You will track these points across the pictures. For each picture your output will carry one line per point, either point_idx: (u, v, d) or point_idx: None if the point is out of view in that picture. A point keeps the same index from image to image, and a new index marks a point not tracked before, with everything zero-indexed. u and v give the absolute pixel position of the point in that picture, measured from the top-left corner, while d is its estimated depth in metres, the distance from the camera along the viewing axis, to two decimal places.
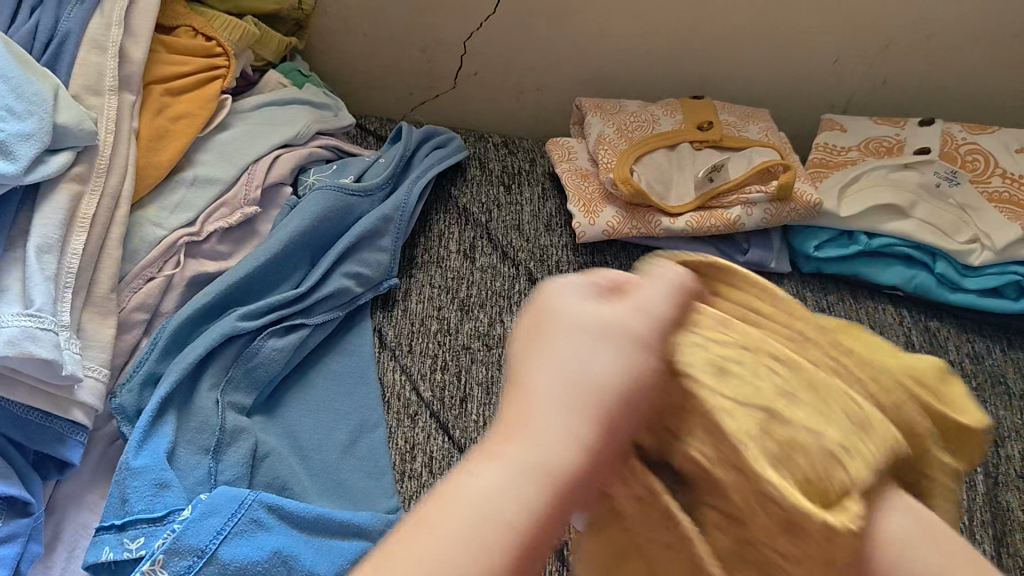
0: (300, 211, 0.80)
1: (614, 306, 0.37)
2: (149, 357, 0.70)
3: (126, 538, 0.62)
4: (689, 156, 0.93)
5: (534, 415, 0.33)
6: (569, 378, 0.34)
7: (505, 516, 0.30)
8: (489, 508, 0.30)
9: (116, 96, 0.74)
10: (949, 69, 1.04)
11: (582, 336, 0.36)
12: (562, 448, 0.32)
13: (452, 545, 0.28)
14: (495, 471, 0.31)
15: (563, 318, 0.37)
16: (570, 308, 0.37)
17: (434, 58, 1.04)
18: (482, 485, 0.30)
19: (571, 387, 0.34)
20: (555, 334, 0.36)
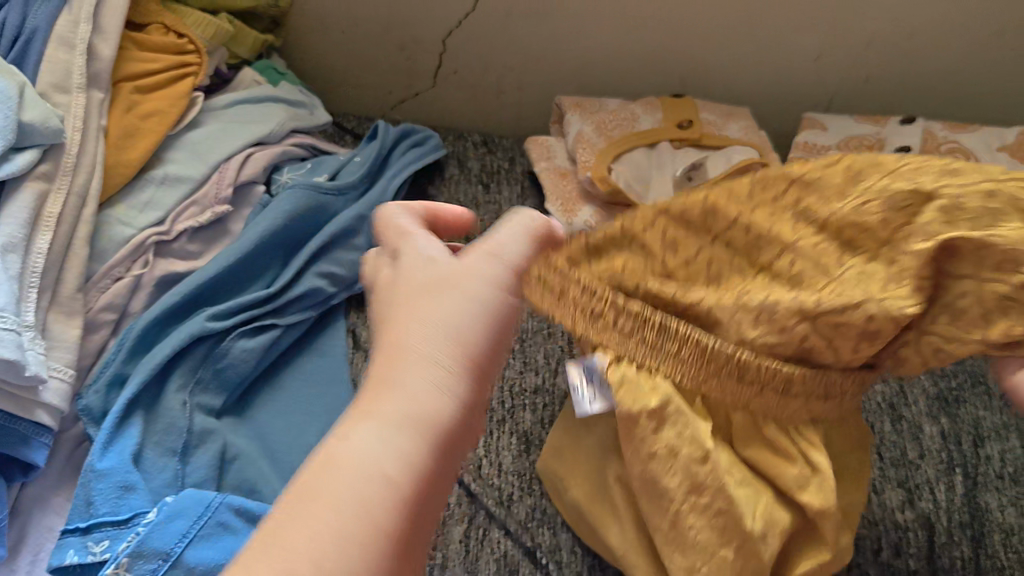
0: (271, 210, 0.79)
1: (481, 273, 0.42)
2: (115, 358, 0.70)
3: (90, 541, 0.61)
4: (669, 154, 0.92)
5: (411, 371, 0.38)
6: (424, 345, 0.39)
7: (450, 425, 0.37)
8: (370, 459, 0.35)
9: (84, 93, 0.74)
10: (931, 67, 1.03)
11: (429, 312, 0.40)
12: (420, 424, 0.36)
13: (349, 494, 0.34)
14: (399, 403, 0.37)
15: (434, 289, 0.41)
16: (403, 285, 0.43)
17: (414, 56, 1.03)
18: (423, 400, 0.37)
19: (408, 355, 0.39)
20: (442, 299, 0.41)
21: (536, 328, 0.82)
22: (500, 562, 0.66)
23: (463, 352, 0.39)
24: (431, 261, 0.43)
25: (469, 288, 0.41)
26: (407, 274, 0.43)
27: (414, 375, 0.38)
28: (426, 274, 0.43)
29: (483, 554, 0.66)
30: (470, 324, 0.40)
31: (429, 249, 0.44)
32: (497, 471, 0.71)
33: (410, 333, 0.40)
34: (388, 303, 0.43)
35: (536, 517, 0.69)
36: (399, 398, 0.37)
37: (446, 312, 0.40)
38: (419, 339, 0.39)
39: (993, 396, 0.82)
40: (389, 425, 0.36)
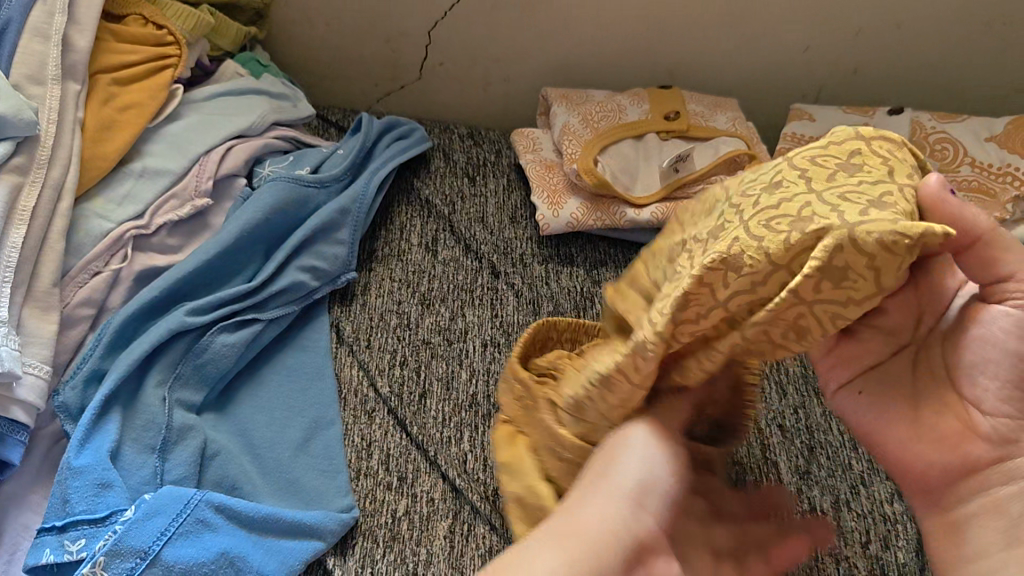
0: (252, 203, 0.78)
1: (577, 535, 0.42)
2: (93, 353, 0.69)
3: (66, 539, 0.60)
4: (656, 146, 0.92)
5: (597, 512, 0.43)
6: None
7: (622, 540, 0.42)
8: None
9: (60, 85, 0.72)
10: (920, 58, 1.02)
11: (632, 470, 0.45)
12: None
13: None
14: (557, 534, 0.42)
15: (612, 470, 0.45)
16: (608, 446, 0.47)
17: (399, 48, 1.02)
18: (599, 527, 0.42)
19: None
20: (617, 461, 0.45)
21: (522, 322, 0.81)
22: (485, 558, 0.64)
23: (651, 502, 0.45)
24: (626, 455, 0.46)
25: (641, 458, 0.46)
26: (626, 461, 0.45)
27: (598, 531, 0.42)
28: (599, 464, 0.46)
29: (468, 549, 0.65)
30: (661, 479, 0.45)
31: (631, 447, 0.46)
32: (483, 465, 0.70)
33: (613, 500, 0.44)
34: (590, 466, 0.46)
35: None
36: (584, 537, 0.41)
37: (625, 467, 0.45)
38: (642, 480, 0.45)
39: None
40: (585, 549, 0.41)
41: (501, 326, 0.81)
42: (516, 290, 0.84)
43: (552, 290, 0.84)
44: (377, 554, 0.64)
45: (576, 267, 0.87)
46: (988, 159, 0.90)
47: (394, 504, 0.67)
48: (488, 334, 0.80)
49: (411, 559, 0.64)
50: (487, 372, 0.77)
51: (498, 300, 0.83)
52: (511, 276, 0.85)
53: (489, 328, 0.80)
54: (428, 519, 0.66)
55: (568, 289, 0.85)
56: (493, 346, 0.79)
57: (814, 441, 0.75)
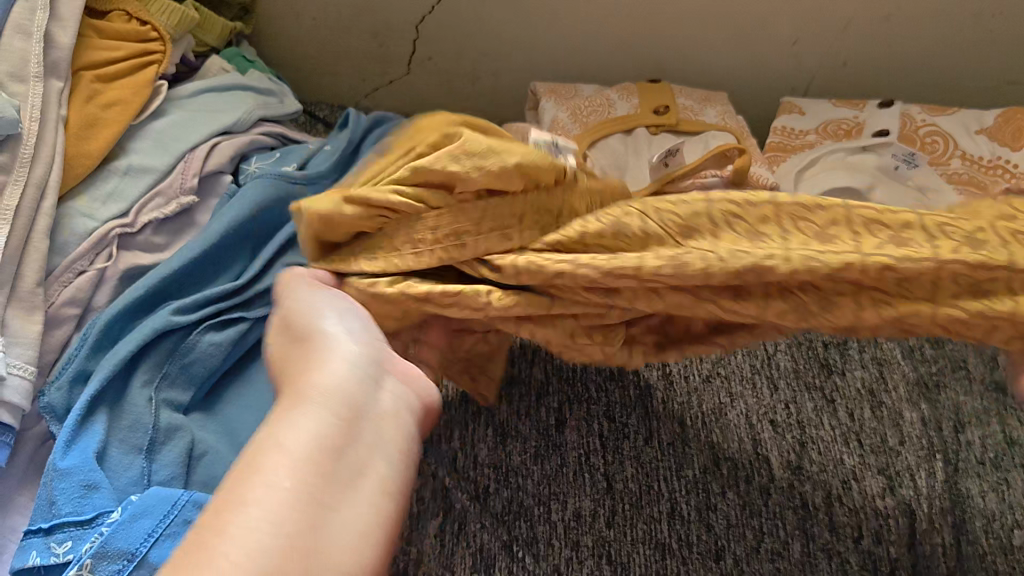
0: (238, 200, 0.78)
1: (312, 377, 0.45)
2: (78, 353, 0.68)
3: (53, 542, 0.59)
4: (645, 140, 0.91)
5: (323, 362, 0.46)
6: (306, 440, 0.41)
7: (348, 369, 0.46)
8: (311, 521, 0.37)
9: (42, 83, 0.72)
10: (909, 51, 1.02)
11: (336, 326, 0.49)
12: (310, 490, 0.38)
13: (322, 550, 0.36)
14: (299, 390, 0.44)
15: (310, 331, 0.49)
16: (289, 324, 0.51)
17: (386, 44, 1.02)
18: (334, 370, 0.45)
19: (314, 438, 0.41)
20: (306, 330, 0.50)
21: None
22: (475, 557, 0.65)
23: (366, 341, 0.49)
24: (318, 315, 0.50)
25: (327, 319, 0.50)
26: (324, 321, 0.50)
27: (327, 371, 0.45)
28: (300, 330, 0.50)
29: (458, 548, 0.65)
30: (359, 323, 0.51)
31: (311, 311, 0.51)
32: (473, 463, 0.70)
33: (320, 348, 0.48)
34: (286, 353, 0.49)
35: (512, 508, 0.67)
36: (320, 383, 0.44)
37: (323, 328, 0.49)
38: (356, 334, 0.49)
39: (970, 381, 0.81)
40: (319, 388, 0.44)
41: None
42: None
43: None
44: None
45: None
46: (978, 152, 0.90)
47: None
48: None
49: (401, 559, 0.64)
50: None
51: None
52: None
53: None
54: (418, 518, 0.66)
55: None
56: None
57: (805, 435, 0.75)
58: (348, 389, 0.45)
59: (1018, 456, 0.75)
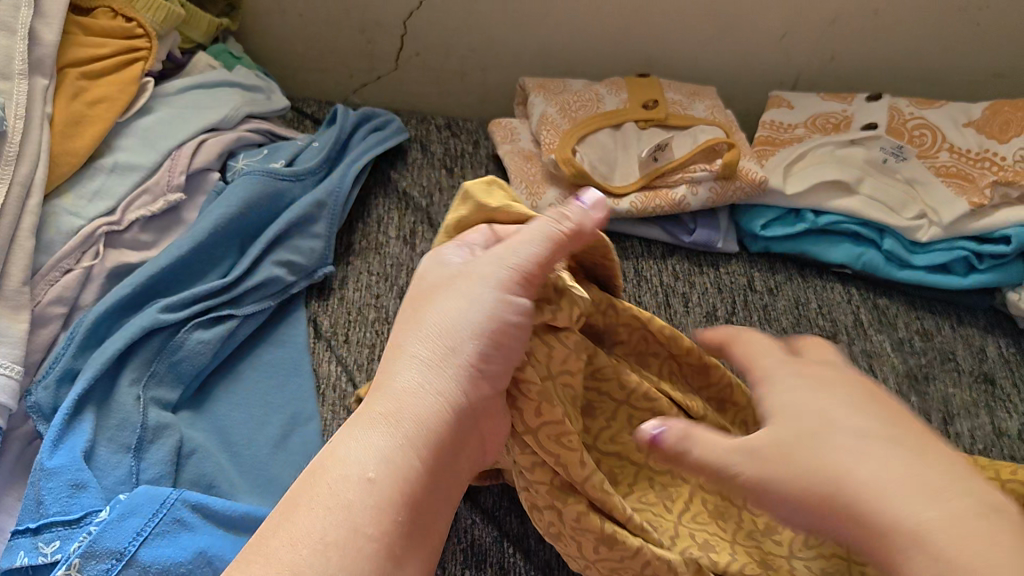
0: (225, 198, 0.77)
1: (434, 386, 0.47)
2: (65, 353, 0.67)
3: (41, 541, 0.59)
4: (634, 135, 0.91)
5: (420, 367, 0.47)
6: (402, 463, 0.43)
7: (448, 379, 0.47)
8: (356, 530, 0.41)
9: (26, 80, 0.71)
10: (897, 45, 1.02)
11: (453, 314, 0.49)
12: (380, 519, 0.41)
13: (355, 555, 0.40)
14: (387, 403, 0.46)
15: (424, 315, 0.50)
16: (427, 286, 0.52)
17: (374, 40, 1.01)
18: (424, 384, 0.47)
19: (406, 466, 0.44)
20: (424, 311, 0.50)
21: None
22: (466, 552, 0.64)
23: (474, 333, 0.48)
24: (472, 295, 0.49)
25: (445, 298, 0.50)
26: (440, 304, 0.50)
27: (423, 386, 0.47)
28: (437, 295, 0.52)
29: (449, 545, 0.64)
30: (510, 338, 0.48)
31: (439, 283, 0.52)
32: None
33: (429, 341, 0.48)
34: (407, 316, 0.51)
35: (504, 504, 0.67)
36: (406, 402, 0.46)
37: (439, 313, 0.49)
38: (471, 324, 0.48)
39: (953, 369, 0.81)
40: (411, 412, 0.45)
41: None
42: None
43: None
44: None
45: None
46: (966, 144, 0.90)
47: None
48: None
49: None
50: None
51: None
52: None
53: None
54: None
55: None
56: None
57: None
58: (431, 411, 0.46)
59: (1005, 447, 0.75)
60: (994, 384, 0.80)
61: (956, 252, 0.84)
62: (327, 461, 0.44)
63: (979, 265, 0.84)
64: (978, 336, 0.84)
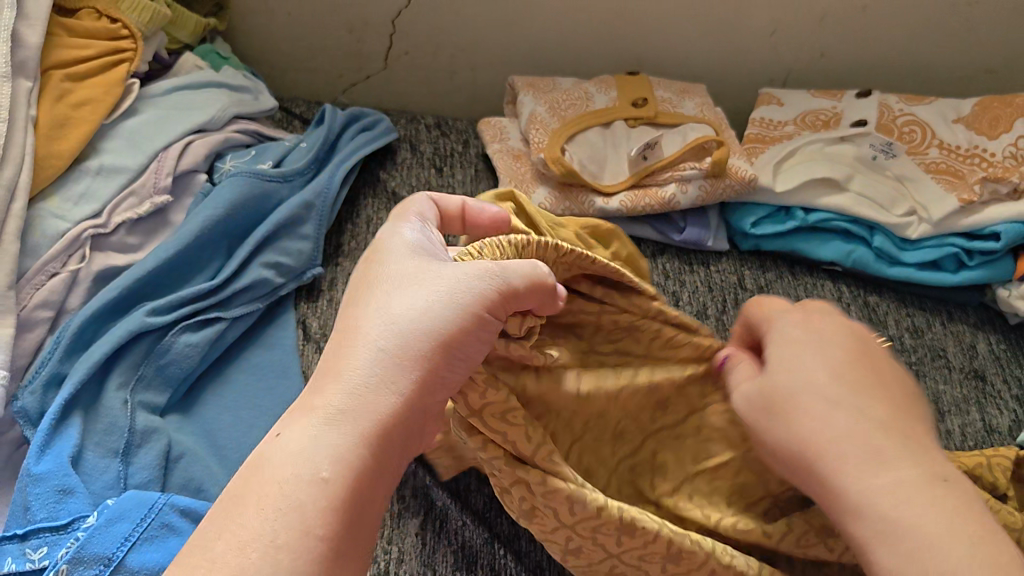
0: (212, 199, 0.77)
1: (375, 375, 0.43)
2: (51, 357, 0.67)
3: (28, 548, 0.59)
4: (624, 134, 0.91)
5: (365, 344, 0.44)
6: (342, 468, 0.40)
7: (393, 360, 0.43)
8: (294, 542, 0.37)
9: (10, 83, 0.71)
10: (885, 41, 1.02)
11: (404, 296, 0.45)
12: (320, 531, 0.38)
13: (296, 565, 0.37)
14: (332, 396, 0.42)
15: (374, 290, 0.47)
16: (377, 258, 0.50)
17: (363, 39, 1.01)
18: (371, 363, 0.43)
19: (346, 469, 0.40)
20: (375, 285, 0.47)
21: None
22: (457, 554, 0.64)
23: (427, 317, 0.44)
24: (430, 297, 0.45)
25: (396, 278, 0.47)
26: (390, 281, 0.47)
27: (367, 363, 0.43)
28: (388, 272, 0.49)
29: (440, 547, 0.64)
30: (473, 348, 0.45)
31: (386, 259, 0.49)
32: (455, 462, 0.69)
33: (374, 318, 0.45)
34: (355, 288, 0.49)
35: (495, 505, 0.67)
36: (349, 380, 0.42)
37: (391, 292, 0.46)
38: (429, 316, 0.44)
39: (943, 365, 0.81)
40: (354, 392, 0.42)
41: None
42: None
43: None
44: None
45: None
46: (956, 140, 0.90)
47: None
48: None
49: (381, 558, 0.63)
50: None
51: None
52: None
53: None
54: (399, 516, 0.66)
55: None
56: None
57: None
58: (380, 407, 0.42)
59: (996, 444, 0.75)
60: (985, 380, 0.80)
61: (946, 249, 0.84)
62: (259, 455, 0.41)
63: (969, 262, 0.84)
64: (969, 333, 0.84)
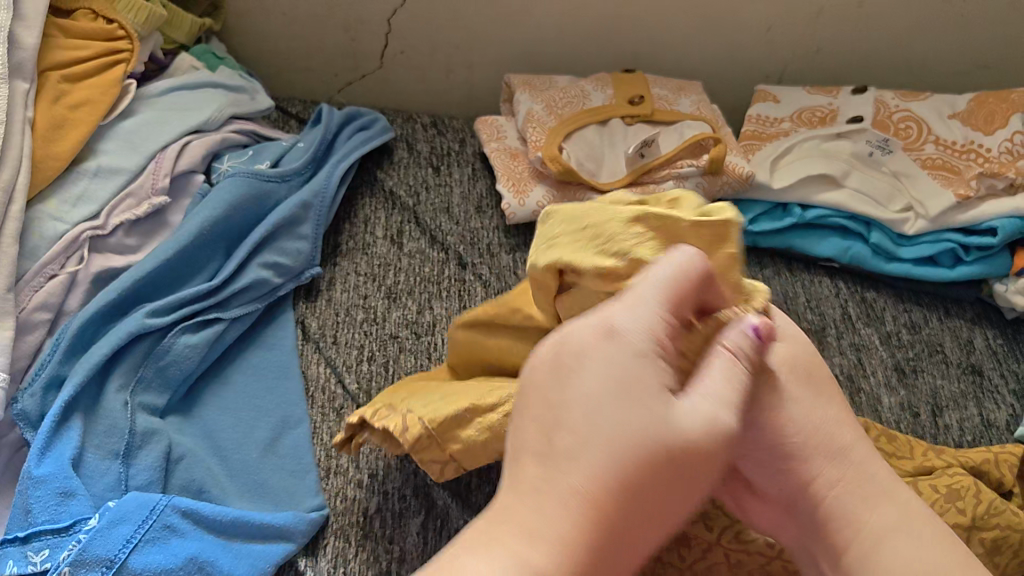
0: (211, 200, 0.77)
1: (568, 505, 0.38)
2: (51, 359, 0.67)
3: (30, 550, 0.59)
4: (621, 132, 0.91)
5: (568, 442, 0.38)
6: None
7: (602, 495, 0.38)
8: None
9: (6, 84, 0.71)
10: (880, 38, 1.02)
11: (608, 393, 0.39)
12: None
13: None
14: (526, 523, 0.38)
15: (577, 373, 0.40)
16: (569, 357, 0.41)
17: (358, 38, 1.01)
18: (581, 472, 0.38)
19: None
20: (580, 369, 0.40)
21: None
22: None
23: (632, 436, 0.38)
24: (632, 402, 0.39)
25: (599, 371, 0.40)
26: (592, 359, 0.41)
27: (558, 497, 0.38)
28: (588, 377, 0.40)
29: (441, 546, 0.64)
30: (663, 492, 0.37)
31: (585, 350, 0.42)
32: None
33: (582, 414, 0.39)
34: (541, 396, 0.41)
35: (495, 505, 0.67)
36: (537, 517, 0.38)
37: (589, 386, 0.40)
38: (626, 436, 0.38)
39: (939, 358, 0.81)
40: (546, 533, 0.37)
41: None
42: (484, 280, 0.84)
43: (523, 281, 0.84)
44: (349, 553, 0.64)
45: None
46: (952, 136, 0.90)
47: (366, 502, 0.66)
48: None
49: (384, 557, 0.63)
50: None
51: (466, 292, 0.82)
52: (477, 267, 0.85)
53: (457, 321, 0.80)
54: (400, 516, 0.66)
55: None
56: None
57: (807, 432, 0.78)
58: (572, 542, 0.37)
59: (994, 439, 0.75)
60: (982, 375, 0.80)
61: (943, 244, 0.84)
62: (445, 568, 0.37)
63: (966, 257, 0.84)
64: (966, 327, 0.85)
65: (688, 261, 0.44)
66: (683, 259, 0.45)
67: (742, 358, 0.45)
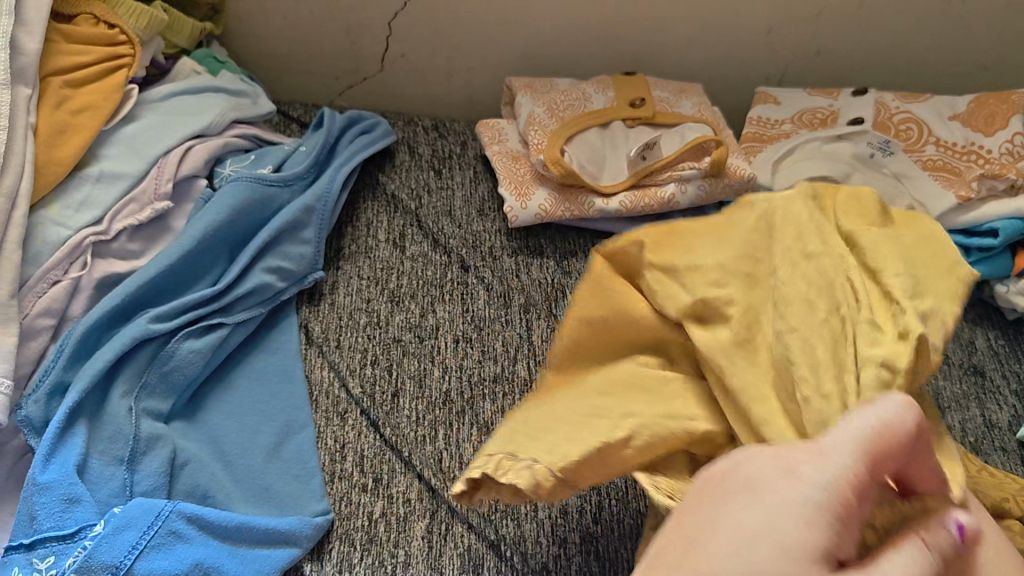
0: (214, 204, 0.77)
1: None
2: (55, 365, 0.67)
3: (35, 557, 0.59)
4: (622, 134, 0.91)
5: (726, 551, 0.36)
6: None
7: None
8: None
9: (9, 89, 0.70)
10: (880, 39, 1.03)
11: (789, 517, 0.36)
12: None
13: None
14: None
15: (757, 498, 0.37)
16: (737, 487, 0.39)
17: (359, 41, 1.01)
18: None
19: None
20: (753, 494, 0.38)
21: (493, 317, 0.81)
22: (463, 557, 0.64)
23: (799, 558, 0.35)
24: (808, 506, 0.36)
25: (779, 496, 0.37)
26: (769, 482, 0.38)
27: None
28: (766, 502, 0.37)
29: (446, 549, 0.64)
30: None
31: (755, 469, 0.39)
32: (459, 464, 0.70)
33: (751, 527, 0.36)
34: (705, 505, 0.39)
35: (499, 509, 0.67)
36: None
37: (763, 510, 0.37)
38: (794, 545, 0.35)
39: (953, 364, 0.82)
40: None
41: (472, 321, 0.80)
42: (486, 283, 0.84)
43: (524, 283, 0.84)
44: (354, 558, 0.64)
45: (546, 257, 0.87)
46: (952, 138, 0.91)
47: (370, 506, 0.67)
48: (459, 330, 0.79)
49: (388, 562, 0.63)
50: (460, 368, 0.76)
51: (468, 295, 0.82)
52: (480, 270, 0.85)
53: (460, 324, 0.80)
54: (405, 520, 0.66)
55: (539, 281, 0.85)
56: (464, 342, 0.78)
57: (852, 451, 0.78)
58: None
59: (996, 439, 0.75)
60: (985, 376, 0.81)
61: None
62: None
63: (968, 258, 0.85)
64: (967, 328, 0.86)
65: (898, 417, 0.39)
66: (892, 415, 0.39)
67: (936, 552, 0.38)
